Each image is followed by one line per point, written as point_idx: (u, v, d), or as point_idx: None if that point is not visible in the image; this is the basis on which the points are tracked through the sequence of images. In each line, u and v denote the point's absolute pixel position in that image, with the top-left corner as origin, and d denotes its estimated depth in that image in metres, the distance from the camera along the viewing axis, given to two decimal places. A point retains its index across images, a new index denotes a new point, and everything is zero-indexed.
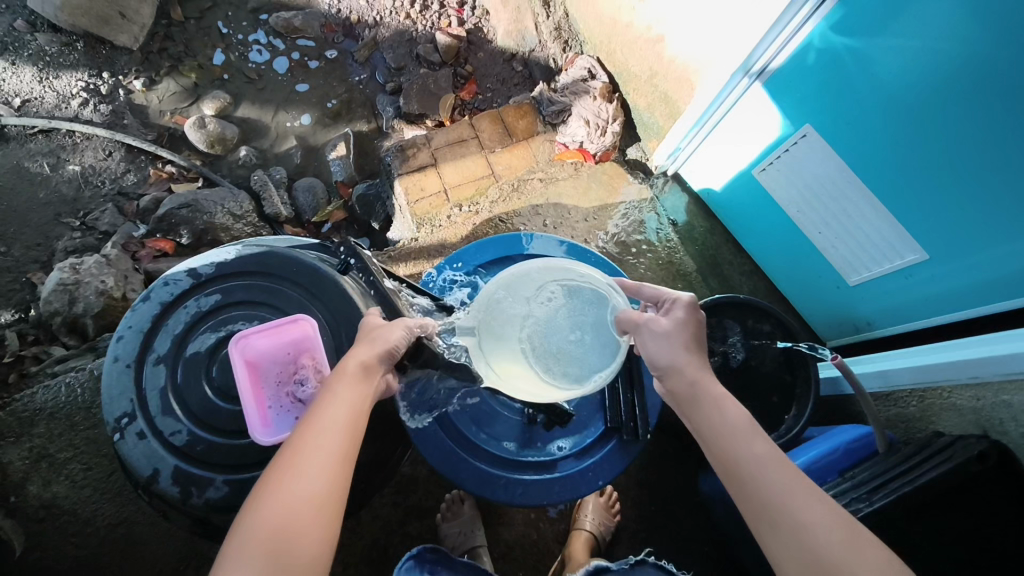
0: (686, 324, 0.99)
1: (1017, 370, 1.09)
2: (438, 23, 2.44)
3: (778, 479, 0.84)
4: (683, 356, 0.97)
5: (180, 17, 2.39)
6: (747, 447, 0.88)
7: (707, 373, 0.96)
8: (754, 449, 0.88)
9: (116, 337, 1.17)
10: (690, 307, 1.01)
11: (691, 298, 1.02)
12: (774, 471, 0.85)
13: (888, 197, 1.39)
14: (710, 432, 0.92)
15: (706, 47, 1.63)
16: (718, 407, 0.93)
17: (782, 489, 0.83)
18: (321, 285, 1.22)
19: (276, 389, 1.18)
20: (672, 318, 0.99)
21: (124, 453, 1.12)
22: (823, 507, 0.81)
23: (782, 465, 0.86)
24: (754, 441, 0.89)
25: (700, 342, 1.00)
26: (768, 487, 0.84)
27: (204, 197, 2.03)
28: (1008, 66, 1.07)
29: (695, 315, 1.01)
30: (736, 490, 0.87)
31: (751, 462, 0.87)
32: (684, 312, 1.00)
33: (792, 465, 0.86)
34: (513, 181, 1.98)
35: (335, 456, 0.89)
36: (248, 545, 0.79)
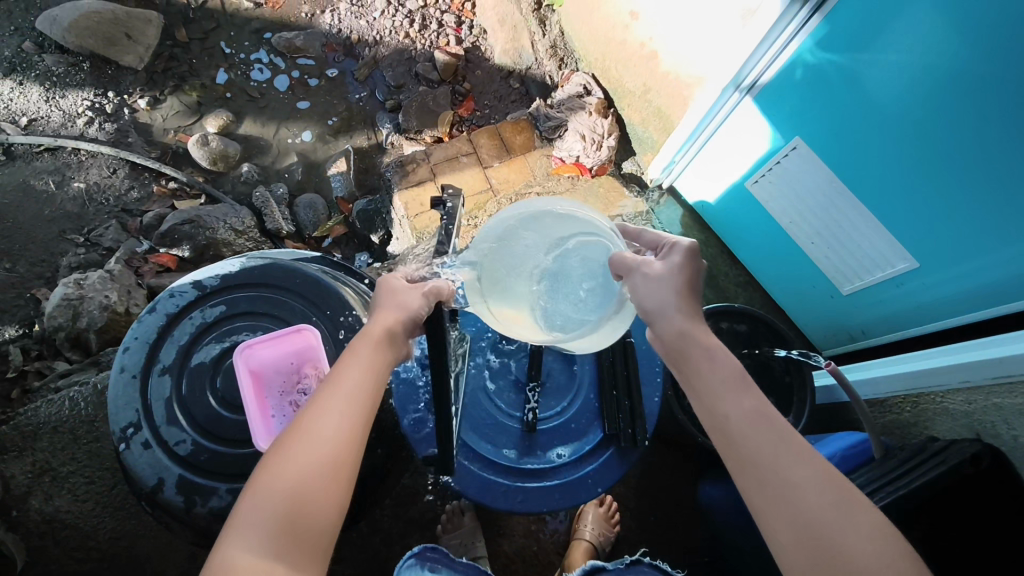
0: (681, 269, 0.96)
1: (1006, 373, 1.11)
2: (437, 42, 2.49)
3: (768, 437, 0.82)
4: (675, 301, 0.93)
5: (184, 39, 2.45)
6: (735, 403, 0.85)
7: (698, 324, 0.93)
8: (744, 406, 0.85)
9: (122, 348, 1.20)
10: (689, 253, 0.98)
11: (692, 243, 0.98)
12: (763, 429, 0.83)
13: (878, 205, 1.42)
14: (699, 387, 0.89)
15: (697, 63, 1.68)
16: (708, 360, 0.89)
17: (770, 449, 0.81)
18: (324, 296, 1.26)
19: (280, 398, 1.20)
20: (668, 263, 0.96)
21: (129, 463, 1.14)
22: (810, 467, 0.79)
23: (768, 421, 0.84)
24: (742, 397, 0.86)
25: (694, 288, 0.96)
26: (757, 447, 0.81)
27: (207, 213, 2.06)
28: (994, 76, 1.09)
29: (694, 260, 0.97)
30: (723, 447, 0.84)
31: (739, 420, 0.84)
32: (681, 257, 0.97)
33: (778, 421, 0.84)
34: (511, 195, 2.01)
35: (351, 422, 0.89)
36: (265, 501, 0.81)
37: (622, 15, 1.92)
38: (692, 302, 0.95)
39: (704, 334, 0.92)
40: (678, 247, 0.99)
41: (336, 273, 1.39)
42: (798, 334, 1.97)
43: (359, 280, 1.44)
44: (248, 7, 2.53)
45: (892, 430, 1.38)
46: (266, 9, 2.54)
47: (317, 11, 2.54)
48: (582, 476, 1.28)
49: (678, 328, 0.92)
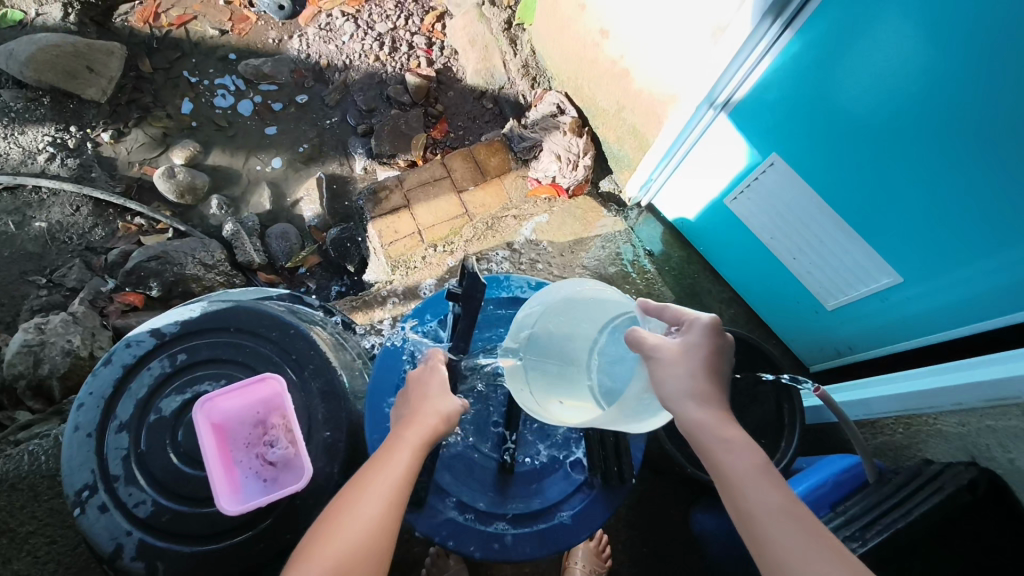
0: (696, 351, 0.96)
1: (999, 396, 1.08)
2: (408, 64, 2.46)
3: (794, 535, 0.82)
4: (692, 385, 0.94)
5: (148, 69, 2.40)
6: (759, 497, 0.86)
7: (718, 412, 0.94)
8: (767, 499, 0.86)
9: (76, 405, 1.12)
10: (711, 331, 0.98)
11: (713, 319, 1.00)
12: (788, 526, 0.82)
13: (860, 221, 1.40)
14: (725, 482, 0.90)
15: (671, 80, 1.65)
16: (728, 453, 0.91)
17: (797, 546, 0.81)
18: (291, 340, 1.21)
19: (246, 452, 1.14)
20: (686, 343, 0.97)
21: (85, 528, 1.07)
22: (839, 561, 0.79)
23: (796, 516, 0.84)
24: (767, 489, 0.87)
25: (713, 369, 0.96)
26: (784, 546, 0.81)
27: (174, 248, 1.99)
28: (975, 91, 1.07)
29: (714, 341, 0.98)
30: (754, 545, 0.84)
31: (764, 514, 0.85)
32: (699, 337, 0.98)
33: (807, 518, 0.84)
34: (487, 219, 1.97)
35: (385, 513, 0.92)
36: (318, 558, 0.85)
37: (592, 34, 1.89)
38: (709, 384, 0.95)
39: (722, 424, 0.93)
40: (694, 326, 1.00)
41: (304, 311, 1.34)
42: (783, 350, 1.94)
43: (328, 318, 1.38)
44: (213, 34, 2.48)
45: (885, 452, 1.35)
46: (232, 35, 2.49)
47: (284, 37, 2.50)
48: (567, 518, 1.22)
49: (696, 418, 0.93)
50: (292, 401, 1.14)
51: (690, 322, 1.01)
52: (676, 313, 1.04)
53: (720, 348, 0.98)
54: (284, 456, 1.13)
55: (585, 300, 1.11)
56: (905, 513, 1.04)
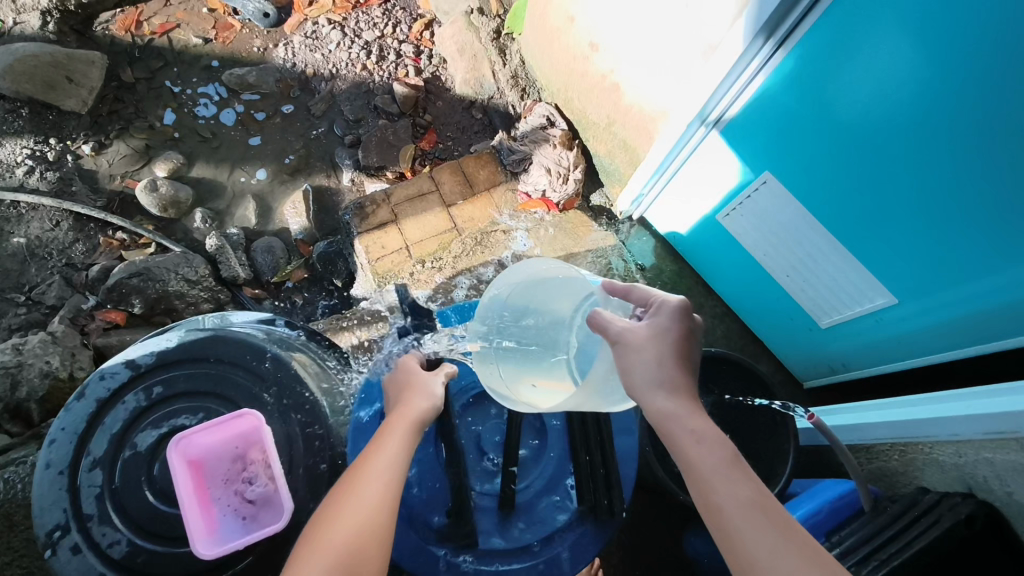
0: (662, 337, 0.92)
1: (996, 430, 1.07)
2: (396, 73, 2.42)
3: (766, 533, 0.78)
4: (658, 373, 0.89)
5: (130, 79, 2.35)
6: (730, 492, 0.82)
7: (689, 403, 0.89)
8: (738, 494, 0.81)
9: (47, 441, 1.08)
10: (678, 314, 0.94)
11: (682, 302, 0.95)
12: (760, 523, 0.79)
13: (854, 241, 1.38)
14: (692, 473, 0.85)
15: (661, 95, 1.62)
16: (698, 444, 0.86)
17: (772, 544, 0.77)
18: (272, 370, 1.17)
19: (224, 489, 1.10)
20: (651, 328, 0.93)
21: (57, 570, 1.03)
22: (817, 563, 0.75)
23: (769, 511, 0.80)
24: (739, 484, 0.82)
25: (683, 357, 0.92)
26: (755, 544, 0.77)
27: (157, 264, 1.94)
28: (973, 112, 1.04)
29: (679, 324, 0.94)
30: (722, 540, 0.80)
31: (736, 508, 0.80)
32: (665, 321, 0.94)
33: (779, 515, 0.80)
34: (476, 233, 1.93)
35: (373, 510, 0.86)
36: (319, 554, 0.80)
37: (581, 46, 1.86)
38: (680, 374, 0.90)
39: (694, 416, 0.88)
40: (661, 309, 0.95)
41: (286, 337, 1.30)
42: (776, 366, 1.92)
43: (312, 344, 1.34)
44: (196, 43, 2.43)
45: (880, 477, 1.34)
46: (215, 43, 2.44)
47: (270, 45, 2.45)
48: (559, 552, 1.20)
49: (667, 409, 0.88)
50: (272, 436, 1.10)
51: (656, 304, 0.97)
52: (643, 294, 1.01)
53: (686, 330, 0.94)
54: (264, 494, 1.10)
55: (550, 280, 1.12)
56: (903, 546, 1.02)
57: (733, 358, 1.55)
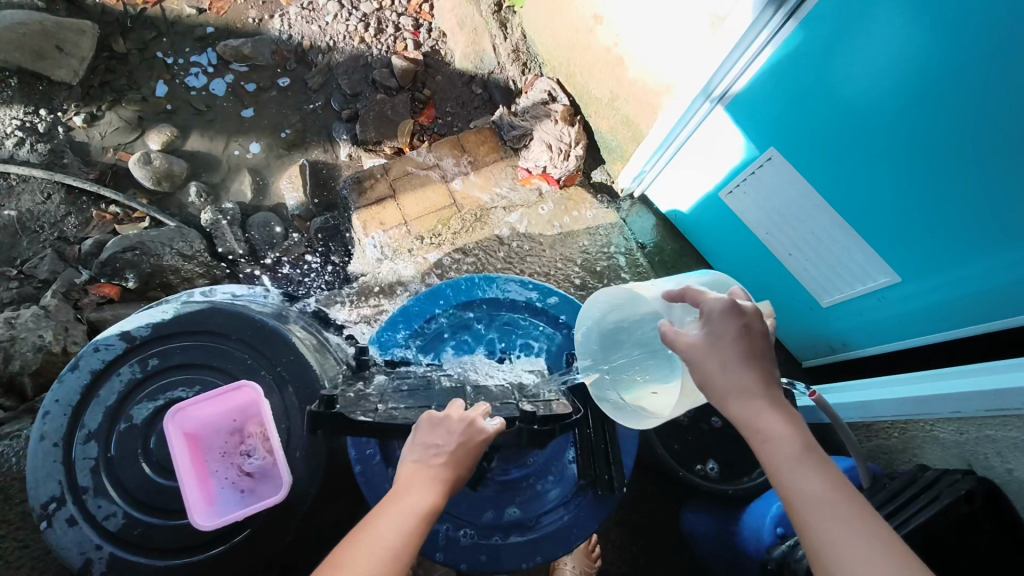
0: (720, 347, 0.87)
1: (999, 406, 1.06)
2: (394, 46, 2.37)
3: (843, 527, 0.74)
4: (723, 381, 0.86)
5: (122, 49, 2.29)
6: (799, 485, 0.79)
7: (748, 401, 0.85)
8: (809, 486, 0.78)
9: (41, 413, 1.06)
10: (730, 315, 0.88)
11: (733, 302, 0.89)
12: (834, 514, 0.75)
13: (859, 219, 1.36)
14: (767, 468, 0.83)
15: (666, 70, 1.59)
16: (765, 439, 0.83)
17: (849, 537, 0.73)
18: (269, 342, 1.15)
19: (222, 461, 1.08)
20: (707, 341, 0.88)
21: (52, 542, 1.02)
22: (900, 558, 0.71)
23: (846, 503, 0.76)
24: (811, 476, 0.79)
25: (749, 356, 0.87)
26: (830, 535, 0.74)
27: (151, 238, 1.91)
28: (980, 86, 1.02)
29: (734, 324, 0.88)
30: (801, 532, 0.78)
31: (810, 503, 0.77)
32: (721, 331, 0.88)
33: (858, 506, 0.76)
34: (476, 210, 1.90)
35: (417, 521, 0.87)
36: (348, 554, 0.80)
37: (585, 19, 1.82)
38: (747, 373, 0.86)
39: (759, 413, 0.84)
40: (713, 313, 0.89)
41: (282, 312, 1.29)
42: (775, 345, 1.91)
43: (307, 320, 1.32)
44: (191, 13, 2.37)
45: (879, 455, 1.36)
46: (210, 14, 2.38)
47: (265, 16, 2.40)
48: (559, 527, 1.19)
49: (739, 416, 0.85)
50: (270, 410, 1.08)
51: (709, 307, 0.90)
52: (695, 297, 0.94)
53: (743, 328, 0.88)
54: (262, 467, 1.08)
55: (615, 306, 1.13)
56: (900, 523, 1.03)
57: None
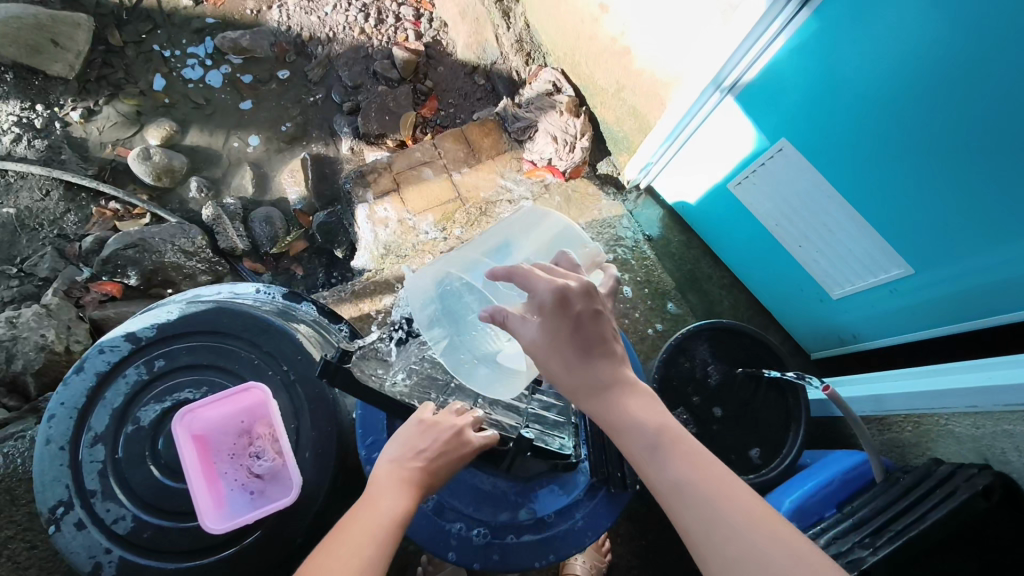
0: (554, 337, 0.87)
1: (1017, 402, 1.04)
2: (395, 37, 2.33)
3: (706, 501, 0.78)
4: (565, 370, 0.88)
5: (118, 42, 2.26)
6: (665, 471, 0.82)
7: (604, 394, 0.89)
8: (674, 470, 0.81)
9: (47, 417, 1.05)
10: (559, 306, 0.87)
11: (565, 286, 0.88)
12: (698, 491, 0.79)
13: (870, 210, 1.34)
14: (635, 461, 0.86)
15: (674, 60, 1.57)
16: (624, 431, 0.86)
17: (716, 516, 0.76)
18: (277, 342, 1.14)
19: (231, 463, 1.07)
20: (544, 329, 0.88)
21: (61, 546, 1.01)
22: (760, 519, 0.76)
23: (703, 482, 0.79)
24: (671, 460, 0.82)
25: (593, 341, 0.89)
26: (697, 516, 0.77)
27: (152, 235, 1.88)
28: (999, 74, 1.00)
29: (568, 318, 0.88)
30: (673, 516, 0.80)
31: (673, 490, 0.80)
32: (560, 320, 0.88)
33: (717, 474, 0.80)
34: (480, 204, 1.88)
35: (377, 538, 0.84)
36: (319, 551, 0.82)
37: (590, 8, 1.79)
38: (596, 360, 0.89)
39: (623, 397, 0.88)
40: (543, 302, 0.88)
41: (286, 311, 1.27)
42: (783, 337, 1.90)
43: (313, 319, 1.31)
44: (187, 5, 2.33)
45: (892, 449, 1.34)
46: (207, 5, 2.34)
47: (263, 7, 2.36)
48: (569, 527, 1.17)
49: (603, 415, 0.88)
50: (279, 410, 1.07)
51: (541, 300, 0.89)
52: (522, 278, 0.91)
53: (576, 319, 0.88)
54: (272, 469, 1.07)
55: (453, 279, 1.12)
56: (916, 520, 1.03)
57: (746, 330, 1.52)
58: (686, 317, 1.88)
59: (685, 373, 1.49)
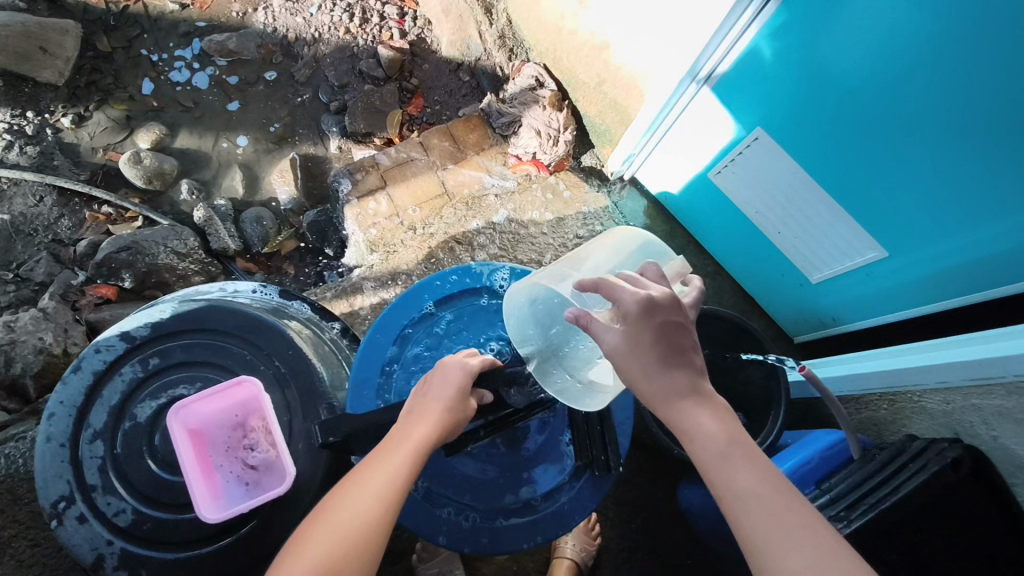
0: (641, 347, 0.87)
1: (984, 376, 1.08)
2: (380, 36, 2.36)
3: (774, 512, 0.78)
4: (644, 379, 0.87)
5: (106, 48, 2.28)
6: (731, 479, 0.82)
7: (678, 402, 0.87)
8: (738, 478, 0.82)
9: (46, 415, 1.08)
10: (644, 316, 0.87)
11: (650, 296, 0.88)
12: (762, 502, 0.79)
13: (845, 196, 1.38)
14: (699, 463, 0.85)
15: (652, 54, 1.60)
16: (693, 435, 0.86)
17: (780, 527, 0.77)
18: (269, 338, 1.17)
19: (226, 456, 1.11)
20: (631, 340, 0.87)
21: (64, 540, 1.05)
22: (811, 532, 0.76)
23: (774, 494, 0.80)
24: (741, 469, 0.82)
25: (674, 348, 0.87)
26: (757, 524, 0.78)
27: (145, 237, 1.92)
28: (962, 60, 1.03)
29: (650, 324, 0.87)
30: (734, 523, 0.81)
31: (736, 497, 0.81)
32: (648, 332, 0.87)
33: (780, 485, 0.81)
34: (467, 200, 1.92)
35: (390, 491, 0.87)
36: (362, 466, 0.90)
37: (569, 4, 1.82)
38: (675, 370, 0.87)
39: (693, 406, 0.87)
40: (629, 312, 0.87)
41: (277, 309, 1.31)
42: (767, 322, 1.94)
43: (302, 315, 1.34)
44: (173, 9, 2.35)
45: (869, 427, 1.38)
46: (193, 9, 2.36)
47: (249, 10, 2.38)
48: (556, 510, 1.22)
49: (675, 418, 0.87)
50: (271, 403, 1.11)
51: (627, 309, 0.88)
52: (608, 287, 0.91)
53: (657, 328, 0.87)
54: (266, 460, 1.11)
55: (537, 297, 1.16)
56: (889, 494, 1.06)
57: (725, 316, 1.55)
58: None
59: None
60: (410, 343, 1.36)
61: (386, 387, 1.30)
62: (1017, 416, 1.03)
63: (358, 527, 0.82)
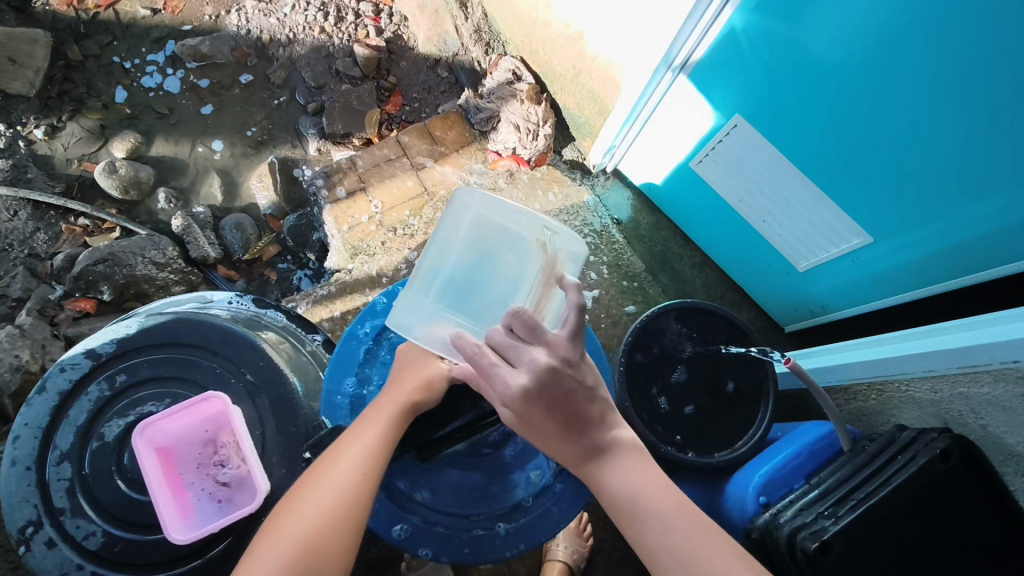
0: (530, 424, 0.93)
1: (971, 364, 1.05)
2: (356, 34, 2.32)
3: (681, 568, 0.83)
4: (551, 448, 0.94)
5: (77, 56, 2.23)
6: (641, 534, 0.87)
7: (589, 461, 0.93)
8: (647, 536, 0.86)
9: (11, 438, 1.05)
10: (526, 400, 0.91)
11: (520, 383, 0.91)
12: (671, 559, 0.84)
13: (827, 181, 1.35)
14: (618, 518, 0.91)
15: (626, 43, 1.55)
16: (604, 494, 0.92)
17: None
18: (239, 351, 1.14)
19: (198, 473, 1.08)
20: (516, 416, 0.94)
21: (32, 566, 1.02)
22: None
23: (682, 545, 0.84)
24: (649, 528, 0.87)
25: (569, 414, 0.91)
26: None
27: (122, 248, 1.88)
28: (942, 39, 1.00)
29: (537, 406, 0.91)
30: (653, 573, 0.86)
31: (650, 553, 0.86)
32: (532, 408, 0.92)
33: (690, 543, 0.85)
34: (447, 198, 1.89)
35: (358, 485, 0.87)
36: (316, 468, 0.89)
37: None
38: (577, 436, 0.92)
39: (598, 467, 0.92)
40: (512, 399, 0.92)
41: (248, 318, 1.28)
42: (756, 313, 1.91)
43: (275, 324, 1.31)
44: (145, 14, 2.31)
45: (858, 417, 1.35)
46: (165, 14, 2.32)
47: (222, 12, 2.34)
48: (541, 512, 1.19)
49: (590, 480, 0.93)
50: (241, 417, 1.08)
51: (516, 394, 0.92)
52: (482, 367, 0.95)
53: (550, 402, 0.91)
54: (238, 476, 1.08)
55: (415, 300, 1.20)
56: (878, 487, 1.03)
57: (709, 309, 1.53)
58: (659, 299, 1.89)
59: (659, 350, 1.48)
60: (383, 346, 1.32)
61: (362, 391, 1.26)
62: (1005, 404, 1.01)
63: (334, 510, 0.83)
